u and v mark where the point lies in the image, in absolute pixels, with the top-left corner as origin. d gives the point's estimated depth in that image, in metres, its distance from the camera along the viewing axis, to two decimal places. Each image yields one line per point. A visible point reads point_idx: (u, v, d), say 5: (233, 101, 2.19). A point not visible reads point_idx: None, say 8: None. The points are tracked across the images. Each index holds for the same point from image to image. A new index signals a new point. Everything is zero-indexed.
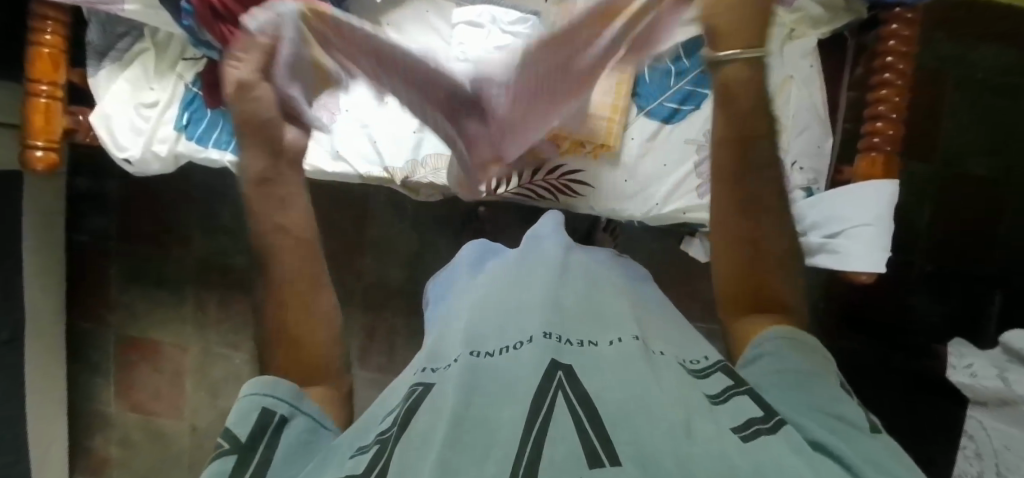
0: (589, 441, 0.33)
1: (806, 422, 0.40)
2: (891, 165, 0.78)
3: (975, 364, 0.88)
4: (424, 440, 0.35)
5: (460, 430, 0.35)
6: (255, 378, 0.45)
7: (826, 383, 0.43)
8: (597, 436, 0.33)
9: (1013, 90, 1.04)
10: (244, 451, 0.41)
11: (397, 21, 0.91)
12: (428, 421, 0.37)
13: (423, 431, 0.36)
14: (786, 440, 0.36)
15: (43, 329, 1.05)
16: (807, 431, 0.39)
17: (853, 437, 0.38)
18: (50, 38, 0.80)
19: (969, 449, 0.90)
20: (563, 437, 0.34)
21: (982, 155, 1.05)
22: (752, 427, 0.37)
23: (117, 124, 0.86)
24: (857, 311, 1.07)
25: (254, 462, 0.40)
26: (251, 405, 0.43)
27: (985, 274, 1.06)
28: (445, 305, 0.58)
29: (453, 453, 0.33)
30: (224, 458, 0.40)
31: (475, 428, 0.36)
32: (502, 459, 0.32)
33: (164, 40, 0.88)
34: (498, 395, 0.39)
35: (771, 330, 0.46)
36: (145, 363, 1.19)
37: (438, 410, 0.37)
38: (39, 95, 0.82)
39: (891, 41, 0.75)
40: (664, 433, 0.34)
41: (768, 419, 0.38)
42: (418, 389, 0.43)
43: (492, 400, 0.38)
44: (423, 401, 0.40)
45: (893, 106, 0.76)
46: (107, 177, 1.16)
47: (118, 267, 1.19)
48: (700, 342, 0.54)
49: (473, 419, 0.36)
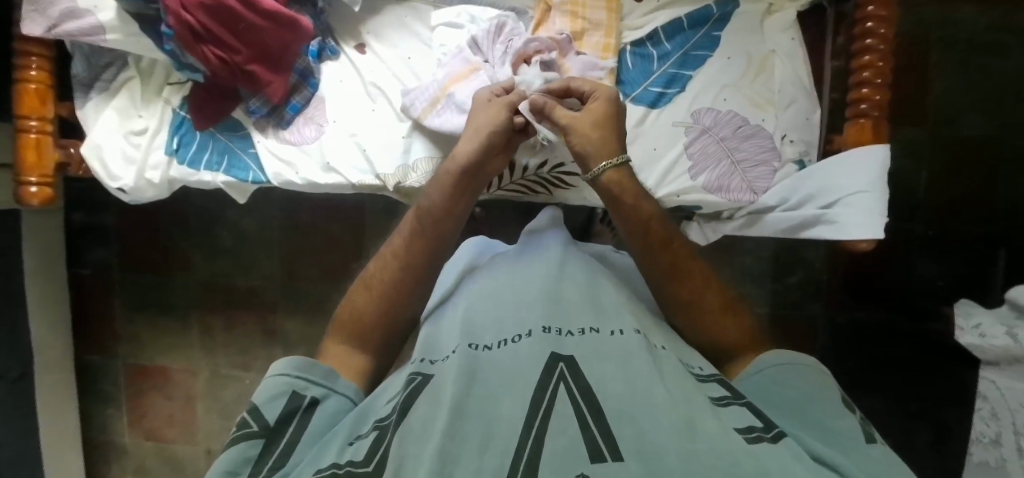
0: (593, 436, 0.33)
1: (805, 437, 0.41)
2: (881, 130, 0.78)
3: (983, 323, 0.88)
4: (424, 431, 0.35)
5: (460, 420, 0.35)
6: (286, 358, 0.48)
7: (825, 402, 0.45)
8: (601, 434, 0.33)
9: (997, 48, 1.04)
10: (273, 433, 0.43)
11: (377, 29, 0.91)
12: (428, 412, 0.37)
13: (424, 420, 0.36)
14: (789, 450, 0.35)
15: (52, 365, 1.05)
16: (807, 444, 0.40)
17: (850, 450, 0.40)
18: (36, 74, 0.81)
19: (985, 409, 0.89)
20: (564, 431, 0.34)
21: (974, 115, 1.05)
22: (755, 434, 0.35)
23: (109, 154, 0.85)
24: (860, 280, 1.06)
25: (281, 442, 0.43)
26: (284, 387, 0.46)
27: (988, 234, 1.05)
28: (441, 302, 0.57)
29: (453, 445, 0.33)
30: (253, 440, 0.42)
31: (474, 419, 0.35)
32: (504, 451, 0.33)
33: (148, 67, 0.89)
34: (498, 385, 0.38)
35: (765, 357, 0.50)
36: (155, 391, 1.20)
37: (438, 402, 0.37)
38: (29, 131, 0.83)
39: (869, 6, 0.75)
40: (668, 427, 0.33)
41: (769, 429, 0.36)
42: (417, 379, 0.42)
43: (492, 390, 0.37)
44: (422, 391, 0.39)
45: (877, 72, 0.76)
46: (103, 209, 1.17)
47: (122, 298, 1.19)
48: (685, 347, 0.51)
49: (472, 409, 0.36)
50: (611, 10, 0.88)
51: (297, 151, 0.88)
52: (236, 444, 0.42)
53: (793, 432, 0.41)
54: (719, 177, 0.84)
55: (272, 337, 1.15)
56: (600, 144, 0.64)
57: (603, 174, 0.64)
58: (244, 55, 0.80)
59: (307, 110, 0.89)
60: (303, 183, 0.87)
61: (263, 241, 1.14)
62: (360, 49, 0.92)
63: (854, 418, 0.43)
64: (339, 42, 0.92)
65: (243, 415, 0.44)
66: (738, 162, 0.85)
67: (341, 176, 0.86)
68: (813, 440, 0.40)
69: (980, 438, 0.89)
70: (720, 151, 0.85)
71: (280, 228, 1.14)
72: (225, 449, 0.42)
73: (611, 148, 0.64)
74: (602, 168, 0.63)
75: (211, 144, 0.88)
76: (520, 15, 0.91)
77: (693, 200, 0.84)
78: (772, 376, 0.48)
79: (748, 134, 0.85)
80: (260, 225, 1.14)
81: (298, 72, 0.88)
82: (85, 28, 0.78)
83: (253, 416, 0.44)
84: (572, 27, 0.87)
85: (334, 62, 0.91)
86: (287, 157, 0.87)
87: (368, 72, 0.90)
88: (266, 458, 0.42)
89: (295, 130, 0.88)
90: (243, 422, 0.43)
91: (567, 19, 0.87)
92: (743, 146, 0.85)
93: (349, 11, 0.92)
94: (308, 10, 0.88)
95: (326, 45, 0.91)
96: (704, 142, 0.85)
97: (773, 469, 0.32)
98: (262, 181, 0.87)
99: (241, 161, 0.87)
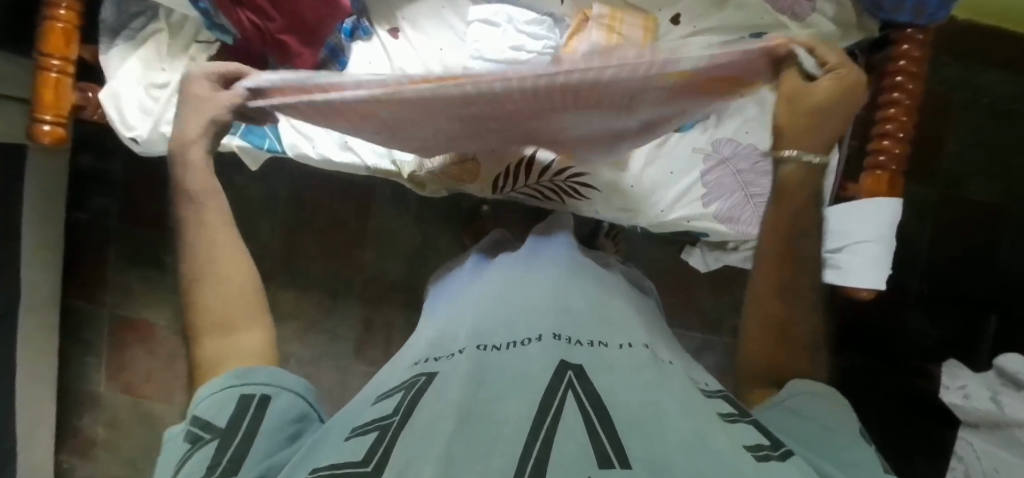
0: (600, 441, 0.32)
1: (819, 461, 0.40)
2: (895, 183, 0.79)
3: (968, 385, 0.89)
4: (432, 428, 0.35)
5: (466, 422, 0.34)
6: (219, 373, 0.45)
7: (840, 424, 0.43)
8: (610, 442, 0.32)
9: (1018, 118, 1.06)
10: (227, 434, 0.41)
11: (412, 16, 0.91)
12: (434, 412, 0.36)
13: (430, 418, 0.36)
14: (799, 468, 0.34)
15: (39, 306, 1.04)
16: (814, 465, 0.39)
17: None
18: (65, 14, 0.80)
19: (960, 469, 0.90)
20: (573, 436, 0.33)
21: (985, 180, 1.07)
22: (763, 451, 0.35)
23: (127, 103, 0.85)
24: (851, 327, 1.08)
25: (237, 438, 0.40)
26: (229, 394, 0.43)
27: (982, 297, 1.06)
28: (448, 299, 0.57)
29: (459, 445, 0.32)
30: (208, 445, 0.40)
31: (481, 421, 0.34)
32: (510, 452, 0.31)
33: (178, 22, 0.88)
34: (506, 387, 0.38)
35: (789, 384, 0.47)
36: (139, 345, 1.19)
37: (445, 400, 0.37)
38: (50, 70, 0.81)
39: (902, 61, 0.76)
40: (676, 438, 0.33)
41: (776, 447, 0.36)
42: (422, 380, 0.42)
43: (499, 393, 0.37)
44: (428, 392, 0.39)
45: (901, 126, 0.77)
46: (111, 156, 1.16)
47: (117, 248, 1.18)
48: (689, 359, 0.52)
49: (478, 411, 0.35)
50: (647, 29, 0.89)
51: (318, 126, 0.88)
52: (193, 454, 0.40)
53: (803, 452, 0.40)
54: (729, 209, 0.85)
55: None
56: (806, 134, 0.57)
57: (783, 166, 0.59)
58: (278, 24, 0.79)
59: None
60: (318, 158, 0.87)
61: (266, 209, 1.13)
62: (393, 34, 0.92)
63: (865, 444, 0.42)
64: (373, 24, 0.92)
65: (190, 429, 0.42)
66: (752, 196, 0.85)
67: (358, 157, 0.87)
68: (829, 463, 0.39)
69: None
70: (735, 183, 0.85)
71: (286, 199, 1.13)
72: (183, 463, 0.40)
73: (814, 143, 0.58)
74: (789, 157, 0.58)
75: None
76: (557, 21, 0.91)
77: (700, 227, 0.86)
78: (790, 407, 0.45)
79: (766, 171, 0.85)
80: (265, 194, 1.13)
81: (328, 49, 0.86)
82: None
83: (205, 426, 0.41)
84: (607, 40, 0.86)
85: (365, 43, 0.91)
86: (306, 131, 0.87)
87: (398, 59, 0.90)
88: (217, 460, 0.39)
89: None
90: (192, 438, 0.41)
91: (602, 33, 0.87)
92: (760, 181, 0.85)
93: None
94: None
95: (360, 25, 0.90)
96: (721, 173, 0.86)
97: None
98: (279, 151, 0.87)
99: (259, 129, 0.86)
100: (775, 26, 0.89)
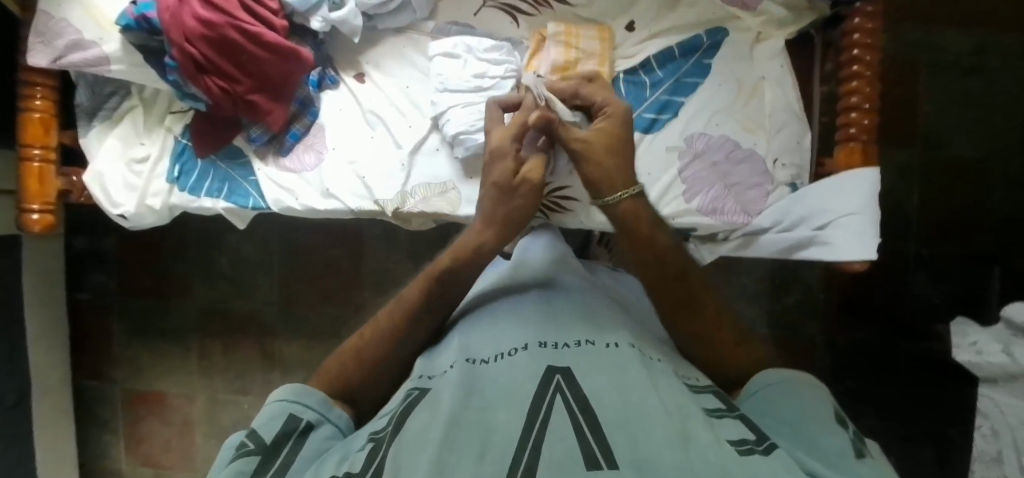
0: (588, 442, 0.32)
1: (802, 453, 0.37)
2: (869, 154, 0.79)
3: (979, 341, 0.88)
4: (422, 436, 0.35)
5: (457, 430, 0.34)
6: (284, 385, 0.44)
7: (812, 415, 0.41)
8: (597, 442, 0.32)
9: (986, 72, 1.06)
10: (268, 453, 0.38)
11: (375, 60, 0.93)
12: (425, 421, 0.36)
13: (422, 426, 0.36)
14: (780, 461, 0.33)
15: (50, 391, 1.05)
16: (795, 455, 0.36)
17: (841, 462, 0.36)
18: (41, 104, 0.84)
19: (985, 427, 0.87)
20: (561, 440, 0.33)
21: (964, 135, 1.07)
22: (746, 446, 0.34)
23: (111, 182, 0.87)
24: (860, 302, 1.08)
25: (277, 461, 0.38)
26: (279, 411, 0.41)
27: (986, 251, 1.06)
28: None
29: (451, 454, 0.33)
30: (249, 457, 0.37)
31: (473, 429, 0.35)
32: (502, 458, 0.32)
33: (151, 96, 0.90)
34: (495, 395, 0.38)
35: (763, 374, 0.46)
36: (153, 416, 1.19)
37: (436, 410, 0.37)
38: (33, 160, 0.84)
39: (856, 34, 0.77)
40: (661, 434, 0.33)
41: (762, 441, 0.35)
42: (415, 393, 0.42)
43: (489, 401, 0.37)
44: (419, 404, 0.39)
45: (866, 97, 0.78)
46: (104, 234, 1.18)
47: (120, 323, 1.19)
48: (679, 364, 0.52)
49: (471, 418, 0.36)
50: (603, 39, 0.90)
51: (298, 177, 0.89)
52: (232, 463, 0.37)
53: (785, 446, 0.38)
54: (711, 201, 0.85)
55: (272, 359, 1.15)
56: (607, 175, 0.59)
57: (618, 204, 0.58)
58: (247, 85, 0.82)
59: (307, 137, 0.90)
60: (302, 209, 0.88)
61: (262, 264, 1.16)
62: (359, 78, 0.93)
63: (841, 433, 0.39)
64: (339, 72, 0.94)
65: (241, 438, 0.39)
66: (731, 185, 0.86)
67: (340, 202, 0.88)
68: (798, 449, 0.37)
69: (980, 456, 0.87)
70: (714, 175, 0.86)
71: (280, 252, 1.15)
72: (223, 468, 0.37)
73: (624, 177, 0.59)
74: (617, 197, 0.58)
75: (212, 172, 0.89)
76: (515, 45, 0.93)
77: (686, 223, 0.85)
78: (769, 394, 0.44)
79: (741, 158, 0.86)
80: (260, 250, 1.15)
81: (298, 102, 0.89)
82: (91, 59, 0.81)
83: (250, 437, 0.39)
84: (565, 56, 0.88)
85: (334, 91, 0.93)
86: (286, 183, 0.88)
87: (366, 101, 0.92)
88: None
89: (294, 157, 0.90)
90: (238, 445, 0.39)
91: (561, 49, 0.88)
92: (736, 170, 0.86)
93: (348, 42, 0.94)
94: (308, 41, 0.90)
95: (326, 75, 0.92)
96: (698, 167, 0.86)
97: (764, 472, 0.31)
98: (263, 207, 0.88)
99: (242, 188, 0.88)
100: (728, 20, 0.90)
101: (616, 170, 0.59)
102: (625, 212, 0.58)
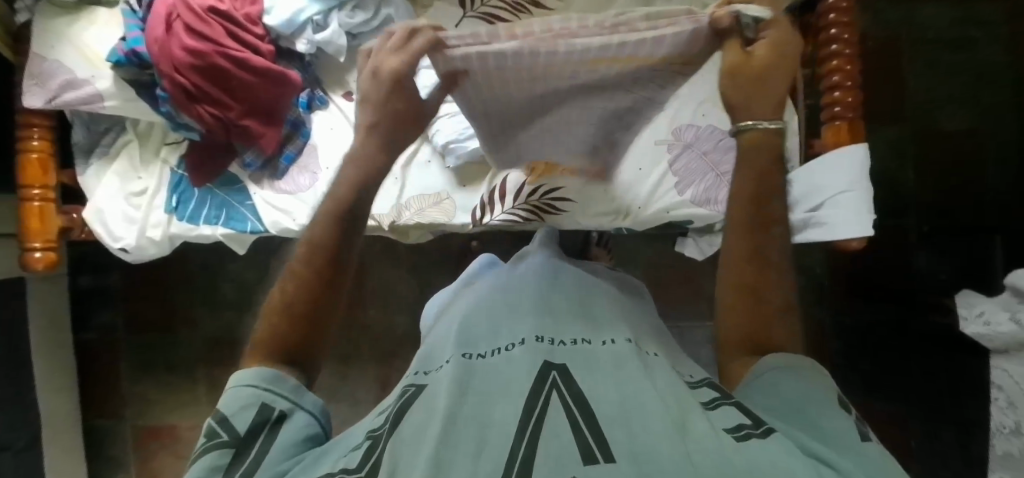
0: (584, 439, 0.32)
1: (797, 436, 0.36)
2: (856, 130, 0.80)
3: (985, 311, 0.85)
4: (417, 436, 0.35)
5: (453, 426, 0.34)
6: (254, 366, 0.41)
7: (818, 403, 0.38)
8: (595, 438, 0.32)
9: (969, 43, 1.06)
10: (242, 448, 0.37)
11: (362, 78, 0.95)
12: (421, 420, 0.36)
13: (419, 424, 0.36)
14: (781, 445, 0.33)
15: (60, 432, 1.05)
16: (801, 442, 0.35)
17: (849, 448, 0.35)
18: (38, 143, 0.85)
19: (1001, 399, 0.83)
20: (557, 434, 0.33)
21: (953, 108, 1.07)
22: (743, 432, 0.34)
23: (111, 216, 0.88)
24: (864, 283, 1.10)
25: (246, 461, 0.36)
26: (250, 400, 0.38)
27: (985, 222, 1.05)
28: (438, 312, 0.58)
29: (447, 450, 0.33)
30: (224, 450, 0.36)
31: (470, 424, 0.35)
32: (498, 456, 0.32)
33: (146, 130, 0.92)
34: (492, 392, 0.37)
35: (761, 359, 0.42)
36: (165, 451, 1.18)
37: (431, 408, 0.37)
38: (33, 200, 0.85)
39: (832, 14, 0.79)
40: (658, 428, 0.33)
41: (759, 425, 0.35)
42: (412, 390, 0.42)
43: (486, 396, 0.37)
44: (417, 401, 0.39)
45: (847, 74, 0.79)
46: (108, 271, 1.19)
47: (128, 359, 1.19)
48: (680, 353, 0.52)
49: (467, 414, 0.36)
50: None
51: (293, 199, 0.90)
52: (208, 456, 0.36)
53: (784, 428, 0.37)
54: (704, 191, 0.86)
55: None
56: (757, 101, 0.46)
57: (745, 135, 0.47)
58: (237, 110, 0.84)
59: (300, 158, 0.92)
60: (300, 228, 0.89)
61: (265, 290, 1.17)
62: (348, 97, 0.95)
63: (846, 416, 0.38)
64: (328, 92, 0.96)
65: (210, 423, 0.38)
66: (723, 174, 0.86)
67: None
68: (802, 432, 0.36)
69: (998, 430, 0.83)
70: (704, 165, 0.86)
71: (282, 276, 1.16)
72: (195, 460, 0.37)
73: (774, 105, 0.46)
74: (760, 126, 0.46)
75: (209, 199, 0.90)
76: None
77: (682, 215, 0.86)
78: (766, 383, 0.41)
79: (729, 146, 0.86)
80: (263, 277, 1.18)
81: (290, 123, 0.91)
82: (83, 97, 0.82)
83: (222, 426, 0.37)
84: None
85: (324, 111, 0.94)
86: (281, 204, 0.89)
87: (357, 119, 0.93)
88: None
89: (290, 179, 0.91)
90: (209, 432, 0.37)
91: None
92: (727, 159, 0.86)
93: (335, 62, 0.95)
94: (296, 64, 0.92)
95: (315, 95, 0.94)
96: (688, 158, 0.87)
97: (763, 468, 0.31)
98: (261, 230, 0.89)
99: (239, 214, 0.89)
100: None
101: (769, 100, 0.46)
102: (746, 142, 0.47)
